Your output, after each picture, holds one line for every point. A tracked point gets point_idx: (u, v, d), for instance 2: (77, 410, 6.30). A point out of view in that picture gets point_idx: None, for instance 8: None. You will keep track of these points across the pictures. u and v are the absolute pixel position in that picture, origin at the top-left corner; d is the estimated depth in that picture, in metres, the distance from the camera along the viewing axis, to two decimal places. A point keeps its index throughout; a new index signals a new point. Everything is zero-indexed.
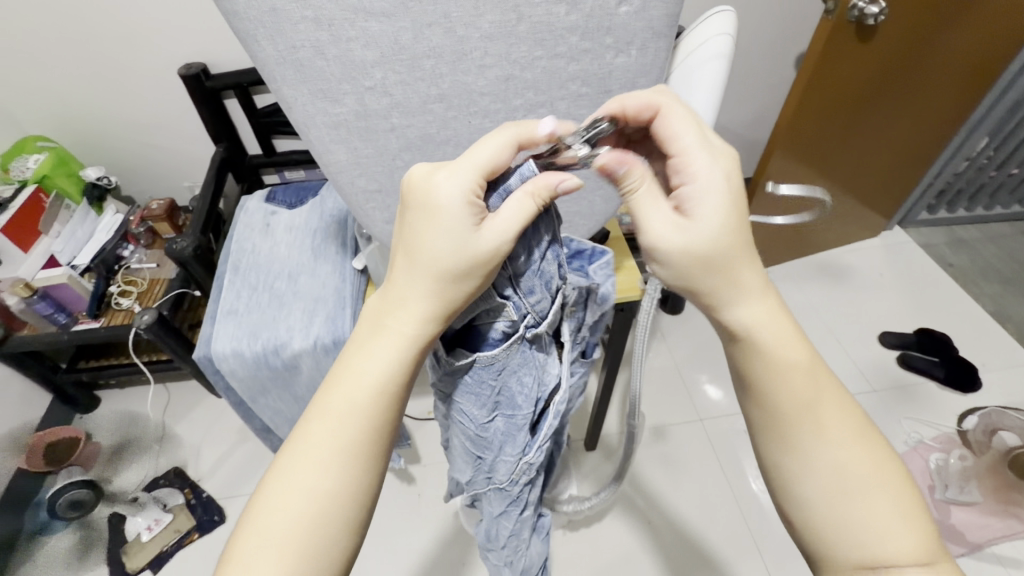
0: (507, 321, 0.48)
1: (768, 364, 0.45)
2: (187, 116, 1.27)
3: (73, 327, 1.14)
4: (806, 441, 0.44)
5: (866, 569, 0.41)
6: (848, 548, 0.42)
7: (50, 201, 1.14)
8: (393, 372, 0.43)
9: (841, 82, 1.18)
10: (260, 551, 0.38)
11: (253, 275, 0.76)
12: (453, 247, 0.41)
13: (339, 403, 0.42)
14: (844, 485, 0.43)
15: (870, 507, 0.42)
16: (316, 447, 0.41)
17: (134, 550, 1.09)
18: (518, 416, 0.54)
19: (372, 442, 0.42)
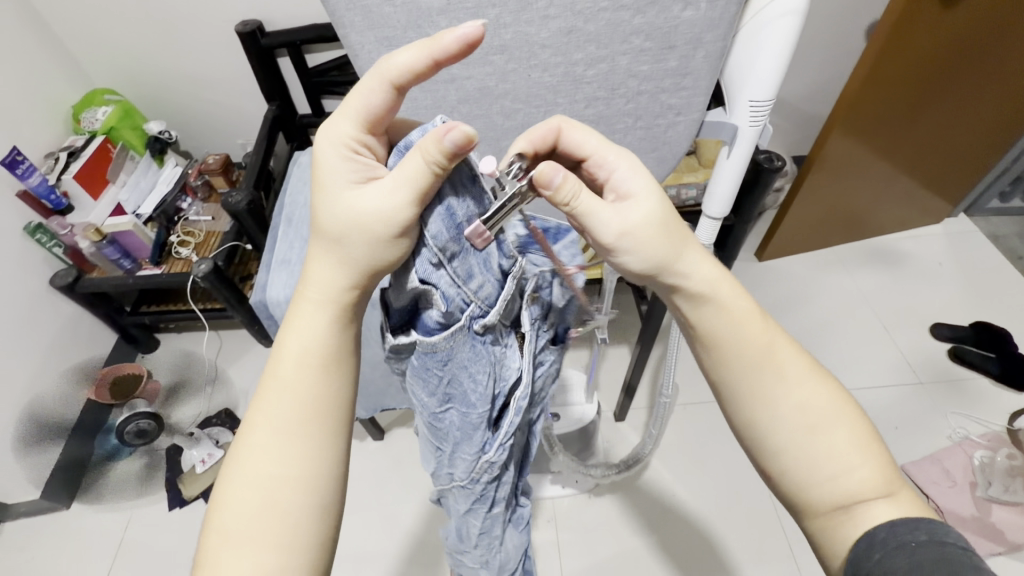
0: (441, 311, 0.44)
1: (730, 326, 0.47)
2: (243, 74, 1.30)
3: (137, 272, 1.22)
4: (773, 387, 0.47)
5: (842, 504, 0.45)
6: (825, 489, 0.45)
7: (117, 151, 1.21)
8: (322, 347, 0.44)
9: (914, 56, 1.11)
10: (229, 545, 0.40)
11: (306, 227, 0.79)
12: (349, 207, 0.41)
13: (274, 396, 0.44)
14: (810, 432, 0.46)
15: (840, 446, 0.46)
16: (262, 437, 0.42)
17: (189, 480, 1.18)
18: (473, 414, 0.49)
19: (311, 421, 0.43)
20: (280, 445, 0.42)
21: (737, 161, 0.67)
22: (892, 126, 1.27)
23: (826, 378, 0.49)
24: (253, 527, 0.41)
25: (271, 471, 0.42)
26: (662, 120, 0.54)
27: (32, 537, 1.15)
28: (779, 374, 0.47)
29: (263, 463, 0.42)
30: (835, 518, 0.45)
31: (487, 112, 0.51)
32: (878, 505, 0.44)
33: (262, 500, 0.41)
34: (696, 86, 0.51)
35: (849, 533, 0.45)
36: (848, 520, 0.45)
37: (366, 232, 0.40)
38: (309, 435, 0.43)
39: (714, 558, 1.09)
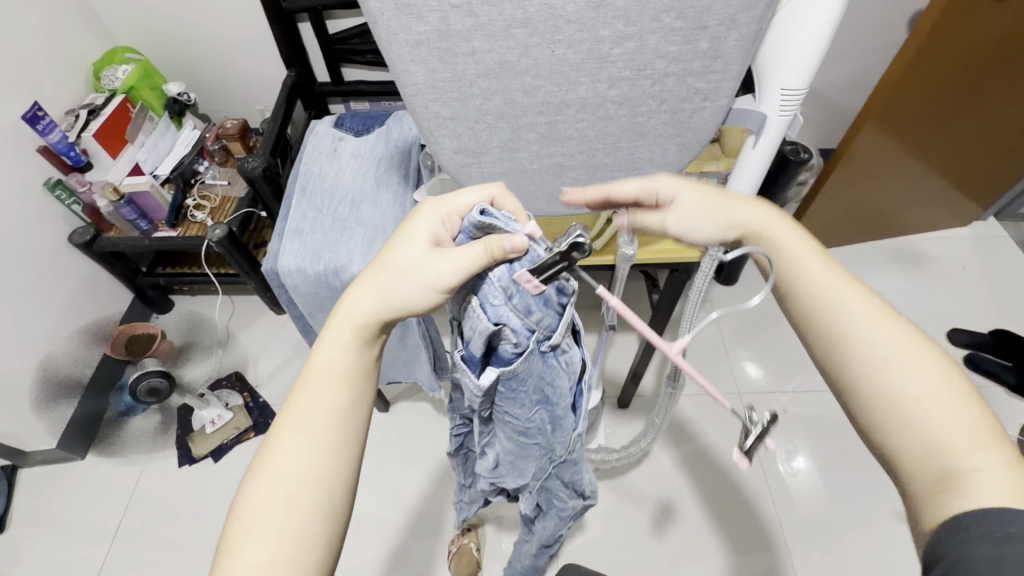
0: (513, 342, 0.45)
1: (800, 273, 0.49)
2: (262, 38, 1.29)
3: (153, 234, 1.23)
4: (846, 335, 0.46)
5: (936, 464, 0.40)
6: (913, 445, 0.41)
7: (136, 111, 1.21)
8: (356, 359, 0.46)
9: (957, 49, 1.06)
10: (256, 537, 0.40)
11: (319, 198, 0.79)
12: (409, 265, 0.45)
13: (310, 395, 0.44)
14: (898, 384, 0.42)
15: (928, 399, 0.41)
16: (299, 431, 0.43)
17: (199, 439, 1.22)
18: (558, 404, 0.53)
19: (347, 422, 0.45)
20: (310, 443, 0.43)
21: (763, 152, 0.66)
22: (928, 123, 1.22)
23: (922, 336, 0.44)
24: (274, 519, 0.41)
25: (295, 466, 0.42)
26: (688, 104, 0.52)
27: (49, 484, 1.19)
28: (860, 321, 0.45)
29: (290, 459, 0.42)
30: (937, 482, 0.40)
31: (507, 87, 0.49)
32: (981, 470, 0.38)
33: (288, 496, 0.41)
34: (725, 70, 0.49)
35: (948, 494, 0.39)
36: (949, 490, 0.39)
37: (429, 283, 0.43)
38: (342, 436, 0.44)
39: (710, 548, 1.10)
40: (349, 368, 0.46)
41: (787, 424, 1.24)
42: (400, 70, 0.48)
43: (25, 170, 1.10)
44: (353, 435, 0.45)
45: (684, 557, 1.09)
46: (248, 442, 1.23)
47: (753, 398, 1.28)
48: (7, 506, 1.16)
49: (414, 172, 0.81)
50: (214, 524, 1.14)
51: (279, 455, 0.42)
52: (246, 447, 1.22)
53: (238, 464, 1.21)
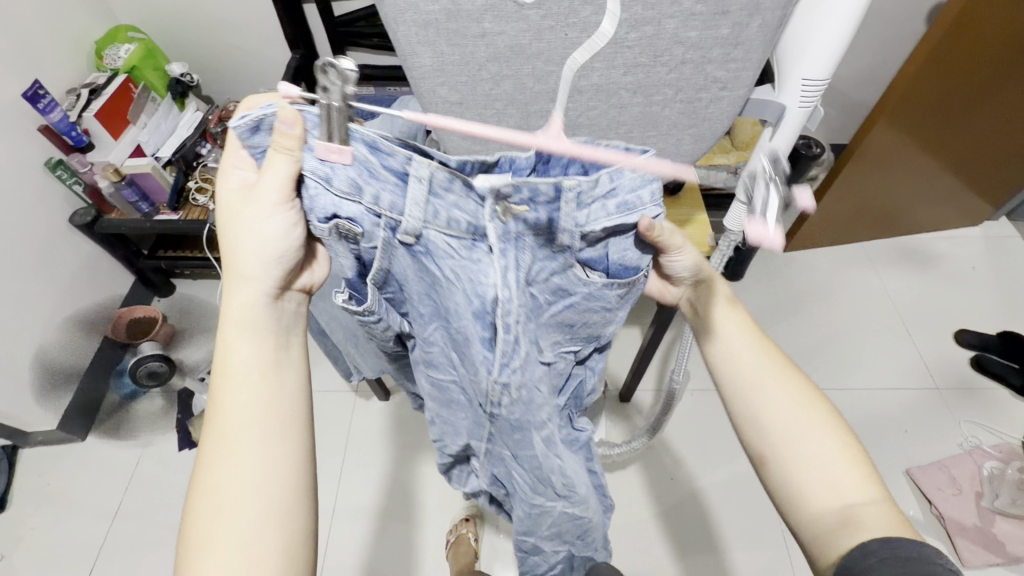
0: (352, 227, 0.43)
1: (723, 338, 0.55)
2: (267, 18, 1.26)
3: (154, 216, 1.21)
4: (756, 391, 0.52)
5: (833, 507, 0.45)
6: (810, 483, 0.47)
7: (138, 92, 1.19)
8: (261, 356, 0.46)
9: (976, 43, 1.03)
10: (208, 553, 0.41)
11: None
12: (230, 206, 0.44)
13: (229, 407, 0.45)
14: (799, 436, 0.49)
15: (822, 446, 0.48)
16: (227, 443, 0.43)
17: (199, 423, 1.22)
18: (455, 323, 0.49)
19: (267, 422, 0.45)
20: (248, 446, 0.44)
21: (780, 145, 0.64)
22: (943, 120, 1.19)
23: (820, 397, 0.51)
24: (233, 525, 0.42)
25: (240, 474, 0.43)
26: (704, 94, 0.50)
27: (49, 465, 1.19)
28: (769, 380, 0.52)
29: (233, 468, 0.43)
30: (828, 520, 0.45)
31: (518, 72, 0.48)
32: (865, 509, 0.44)
33: (243, 501, 0.42)
34: (746, 58, 0.47)
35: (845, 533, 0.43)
36: (833, 527, 0.44)
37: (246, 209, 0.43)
38: (271, 434, 0.45)
39: (708, 544, 1.10)
40: (266, 364, 0.46)
41: None
42: (408, 51, 0.46)
43: (26, 149, 1.09)
44: (292, 431, 0.46)
45: (682, 552, 1.09)
46: None
47: None
48: (7, 486, 1.16)
49: None
50: None
51: (218, 468, 0.43)
52: None
53: None
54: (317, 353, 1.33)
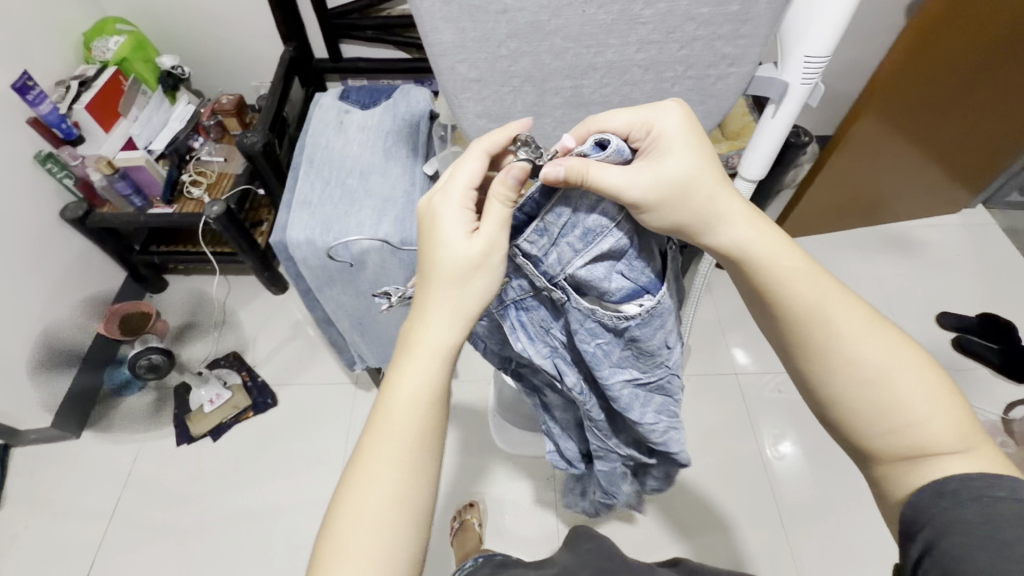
0: None
1: (771, 269, 0.46)
2: (261, 10, 1.26)
3: (148, 210, 1.20)
4: (819, 338, 0.45)
5: (916, 455, 0.42)
6: (884, 436, 0.43)
7: (129, 84, 1.18)
8: (430, 384, 0.46)
9: (954, 42, 1.08)
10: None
11: (327, 169, 0.78)
12: None
13: (388, 432, 0.44)
14: (871, 386, 0.44)
15: (904, 389, 0.43)
16: (382, 465, 0.43)
17: (198, 417, 1.21)
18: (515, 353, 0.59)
19: (420, 443, 0.44)
20: (373, 477, 0.43)
21: (781, 122, 0.66)
22: (926, 112, 1.24)
23: (893, 328, 0.46)
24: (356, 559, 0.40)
25: (374, 501, 0.42)
26: (714, 71, 0.52)
27: (44, 465, 1.17)
28: (840, 325, 0.45)
29: (373, 491, 0.42)
30: (901, 462, 0.43)
31: (535, 49, 0.49)
32: (955, 458, 0.41)
33: (359, 534, 0.41)
34: (754, 35, 0.49)
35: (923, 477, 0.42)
36: (909, 477, 0.43)
37: None
38: (416, 450, 0.44)
39: (706, 520, 1.14)
40: (435, 391, 0.46)
41: (778, 403, 1.27)
42: (429, 28, 0.47)
43: (16, 141, 1.07)
44: (425, 457, 0.44)
45: (681, 531, 1.13)
46: (247, 421, 1.22)
47: (748, 379, 1.31)
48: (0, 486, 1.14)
49: (424, 146, 0.80)
50: (217, 501, 1.14)
51: (349, 513, 0.42)
52: (245, 426, 1.22)
53: (239, 442, 1.20)
54: (316, 347, 1.33)
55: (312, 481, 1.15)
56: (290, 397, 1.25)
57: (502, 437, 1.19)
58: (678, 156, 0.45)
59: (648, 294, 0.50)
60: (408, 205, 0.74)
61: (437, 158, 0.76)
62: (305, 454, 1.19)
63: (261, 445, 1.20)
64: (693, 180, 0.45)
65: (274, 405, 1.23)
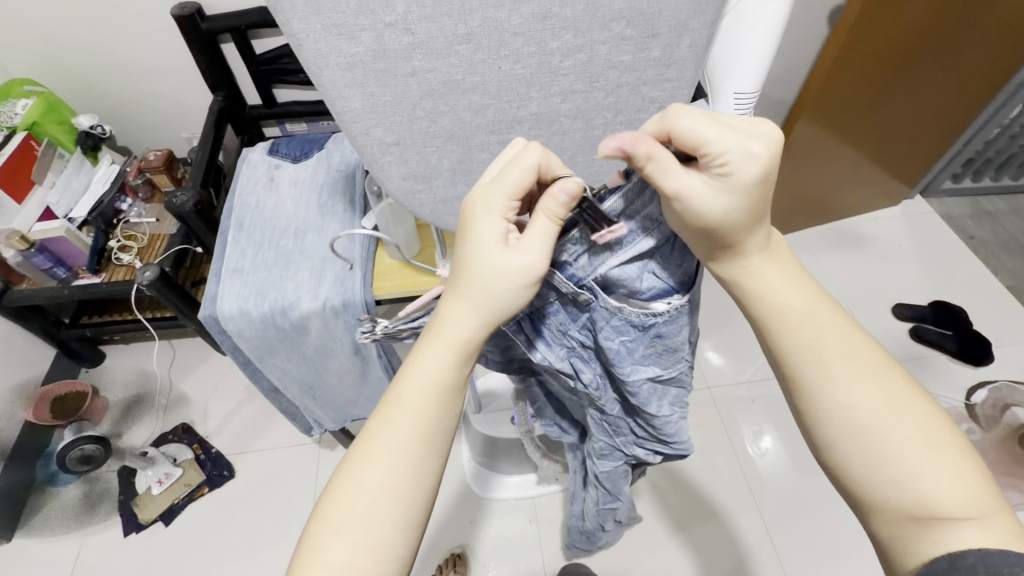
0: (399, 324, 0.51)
1: (773, 313, 0.45)
2: (183, 61, 1.20)
3: (72, 282, 1.12)
4: (814, 381, 0.44)
5: (916, 522, 0.39)
6: (883, 490, 0.41)
7: (42, 149, 1.10)
8: (447, 374, 0.42)
9: (877, 46, 1.12)
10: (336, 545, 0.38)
11: (258, 232, 0.72)
12: None
13: (399, 408, 0.41)
14: (874, 440, 0.41)
15: (909, 450, 0.41)
16: (381, 442, 0.40)
17: (146, 501, 1.11)
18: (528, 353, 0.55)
19: (424, 435, 0.41)
20: (375, 457, 0.40)
21: None
22: (857, 113, 1.28)
23: (906, 382, 0.44)
24: (348, 535, 0.38)
25: (375, 479, 0.39)
26: (644, 115, 0.50)
27: None
28: (848, 369, 0.43)
29: (375, 469, 0.39)
30: (904, 526, 0.40)
31: (455, 107, 0.46)
32: (964, 527, 0.38)
33: (354, 516, 0.39)
34: (680, 77, 0.47)
35: (927, 545, 0.39)
36: (916, 541, 0.39)
37: None
38: (418, 448, 0.41)
39: (698, 544, 1.10)
40: (443, 386, 0.42)
41: (754, 408, 1.25)
42: (334, 95, 0.43)
43: None
44: (432, 454, 0.41)
45: (671, 532, 1.11)
46: (202, 498, 1.13)
47: (721, 388, 1.29)
48: None
49: (362, 198, 0.76)
50: None
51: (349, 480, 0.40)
52: (200, 505, 1.12)
53: (194, 523, 1.10)
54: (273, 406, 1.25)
55: (276, 553, 1.07)
56: (248, 466, 1.17)
57: (478, 483, 1.14)
58: (735, 189, 0.39)
59: (679, 294, 0.46)
60: (350, 264, 0.69)
61: (375, 212, 0.71)
62: (267, 524, 1.10)
63: (220, 523, 1.10)
64: (737, 214, 0.40)
65: (231, 477, 1.15)
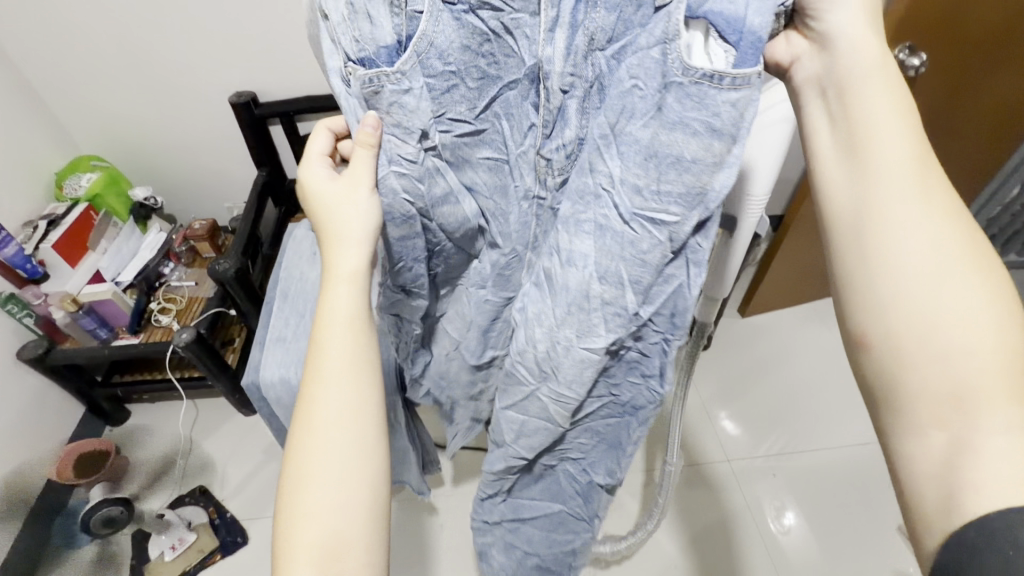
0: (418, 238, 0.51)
1: (853, 206, 0.42)
2: (235, 141, 1.32)
3: (112, 342, 1.16)
4: (878, 273, 0.41)
5: (948, 428, 0.37)
6: (927, 410, 0.38)
7: (99, 218, 1.20)
8: (354, 308, 0.51)
9: None
10: (317, 482, 0.46)
11: (301, 302, 0.77)
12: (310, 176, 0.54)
13: (331, 350, 0.50)
14: (929, 345, 0.38)
15: (967, 359, 0.37)
16: (323, 386, 0.49)
17: (156, 567, 1.08)
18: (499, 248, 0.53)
19: (352, 369, 0.49)
20: (321, 395, 0.48)
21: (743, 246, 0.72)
22: None
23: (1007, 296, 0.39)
24: (321, 475, 0.46)
25: (331, 408, 0.48)
26: None
27: None
28: (922, 267, 0.40)
29: (323, 406, 0.48)
30: (938, 447, 0.37)
31: None
32: (996, 445, 0.35)
33: (320, 457, 0.47)
34: None
35: (964, 467, 0.36)
36: (956, 470, 0.36)
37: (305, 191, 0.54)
38: (347, 381, 0.49)
39: None
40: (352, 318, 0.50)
41: (775, 482, 1.23)
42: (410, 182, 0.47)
43: None
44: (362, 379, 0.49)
45: None
46: (213, 566, 1.10)
47: (741, 462, 1.26)
48: None
49: None
50: None
51: (316, 427, 0.47)
52: (211, 573, 1.09)
53: None
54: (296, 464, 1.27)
55: None
56: (261, 532, 1.15)
57: None
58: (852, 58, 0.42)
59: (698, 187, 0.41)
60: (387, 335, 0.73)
61: None
62: None
63: None
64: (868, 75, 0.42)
65: (244, 543, 1.13)
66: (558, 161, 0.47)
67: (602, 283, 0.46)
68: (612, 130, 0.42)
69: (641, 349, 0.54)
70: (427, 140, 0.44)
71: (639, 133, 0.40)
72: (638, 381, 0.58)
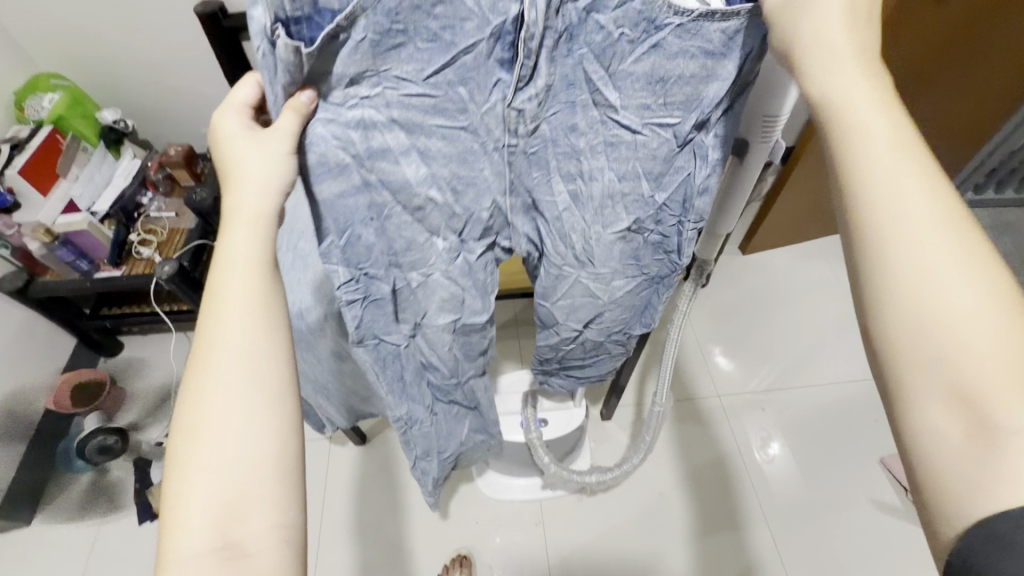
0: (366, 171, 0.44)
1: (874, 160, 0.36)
2: (207, 58, 1.22)
3: (95, 274, 1.13)
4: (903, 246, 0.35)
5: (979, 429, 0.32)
6: (935, 405, 0.34)
7: (67, 142, 1.13)
8: (262, 253, 0.41)
9: None
10: (213, 449, 0.38)
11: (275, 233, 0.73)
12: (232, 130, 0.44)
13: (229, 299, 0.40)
14: (948, 335, 0.34)
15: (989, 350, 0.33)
16: (224, 343, 0.39)
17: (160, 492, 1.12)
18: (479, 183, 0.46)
19: (262, 318, 0.40)
20: (220, 351, 0.39)
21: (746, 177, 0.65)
22: None
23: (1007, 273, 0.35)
24: (213, 440, 0.38)
25: (223, 371, 0.39)
26: None
27: None
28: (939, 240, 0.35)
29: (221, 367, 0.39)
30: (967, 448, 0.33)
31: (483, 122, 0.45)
32: None
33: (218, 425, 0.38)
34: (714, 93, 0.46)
35: (991, 468, 0.31)
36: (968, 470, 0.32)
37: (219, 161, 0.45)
38: (259, 333, 0.40)
39: (705, 549, 1.08)
40: (259, 260, 0.41)
41: (763, 415, 1.24)
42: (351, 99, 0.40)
43: None
44: (275, 334, 0.41)
45: (678, 537, 1.10)
46: None
47: (731, 398, 1.27)
48: None
49: None
50: None
51: (210, 402, 0.38)
52: None
53: None
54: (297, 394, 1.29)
55: None
56: None
57: (485, 485, 1.13)
58: None
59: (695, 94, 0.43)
60: None
61: None
62: None
63: None
64: None
65: None
66: (529, 110, 0.42)
67: (595, 177, 0.47)
68: (606, 71, 0.41)
69: (661, 232, 0.53)
70: (355, 85, 0.39)
71: (635, 67, 0.41)
72: (661, 258, 0.56)
